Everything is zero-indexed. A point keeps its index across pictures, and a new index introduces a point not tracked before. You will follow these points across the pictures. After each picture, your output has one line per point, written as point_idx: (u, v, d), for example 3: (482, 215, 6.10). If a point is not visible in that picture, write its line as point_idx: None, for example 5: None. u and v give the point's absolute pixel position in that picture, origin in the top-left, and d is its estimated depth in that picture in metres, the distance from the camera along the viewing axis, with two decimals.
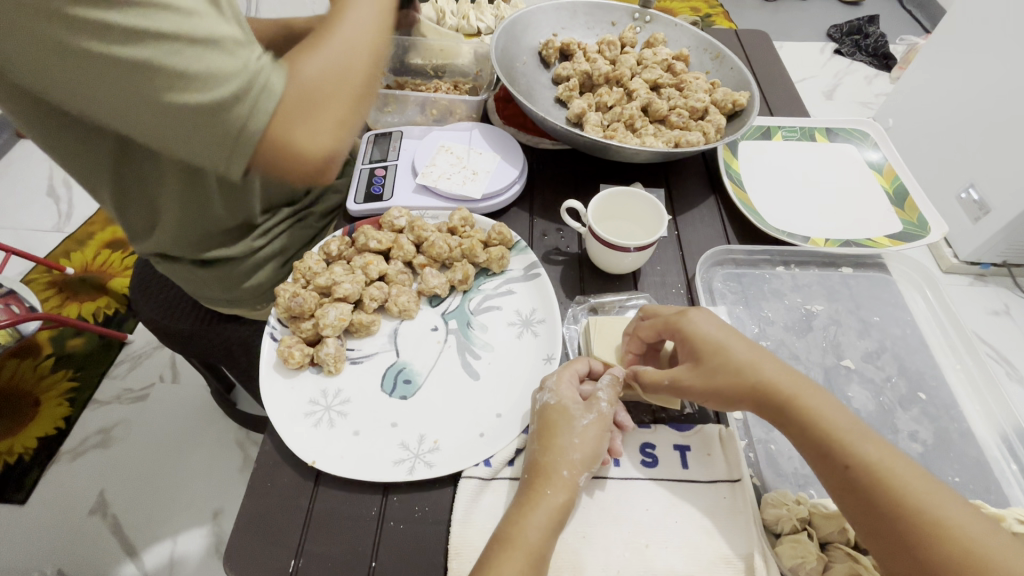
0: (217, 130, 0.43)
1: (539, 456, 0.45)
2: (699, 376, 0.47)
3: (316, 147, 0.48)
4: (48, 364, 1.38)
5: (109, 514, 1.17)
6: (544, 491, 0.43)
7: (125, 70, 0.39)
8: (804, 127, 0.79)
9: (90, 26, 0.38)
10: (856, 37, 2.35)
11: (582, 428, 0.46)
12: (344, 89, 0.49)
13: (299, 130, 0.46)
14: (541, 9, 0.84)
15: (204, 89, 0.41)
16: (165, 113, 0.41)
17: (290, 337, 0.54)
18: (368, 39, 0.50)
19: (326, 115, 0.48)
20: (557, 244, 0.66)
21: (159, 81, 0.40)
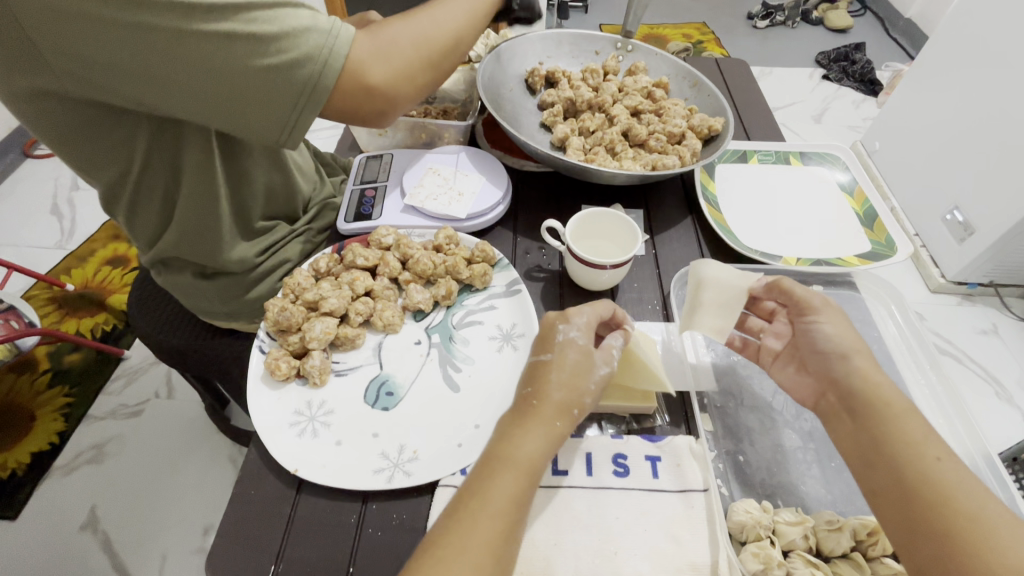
0: (290, 85, 0.53)
1: (556, 391, 0.47)
2: (836, 320, 0.52)
3: (381, 88, 0.59)
4: (45, 380, 1.40)
5: (99, 530, 1.17)
6: (552, 422, 0.46)
7: (211, 41, 0.49)
8: (778, 151, 0.83)
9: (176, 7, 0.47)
10: (843, 63, 2.43)
11: (602, 373, 0.49)
12: (418, 49, 0.62)
13: (371, 66, 0.57)
14: (528, 39, 0.88)
15: (280, 49, 0.52)
16: (249, 73, 0.51)
17: (277, 350, 0.56)
18: (445, 27, 0.64)
19: (399, 65, 0.60)
20: (539, 262, 0.69)
21: (241, 44, 0.50)
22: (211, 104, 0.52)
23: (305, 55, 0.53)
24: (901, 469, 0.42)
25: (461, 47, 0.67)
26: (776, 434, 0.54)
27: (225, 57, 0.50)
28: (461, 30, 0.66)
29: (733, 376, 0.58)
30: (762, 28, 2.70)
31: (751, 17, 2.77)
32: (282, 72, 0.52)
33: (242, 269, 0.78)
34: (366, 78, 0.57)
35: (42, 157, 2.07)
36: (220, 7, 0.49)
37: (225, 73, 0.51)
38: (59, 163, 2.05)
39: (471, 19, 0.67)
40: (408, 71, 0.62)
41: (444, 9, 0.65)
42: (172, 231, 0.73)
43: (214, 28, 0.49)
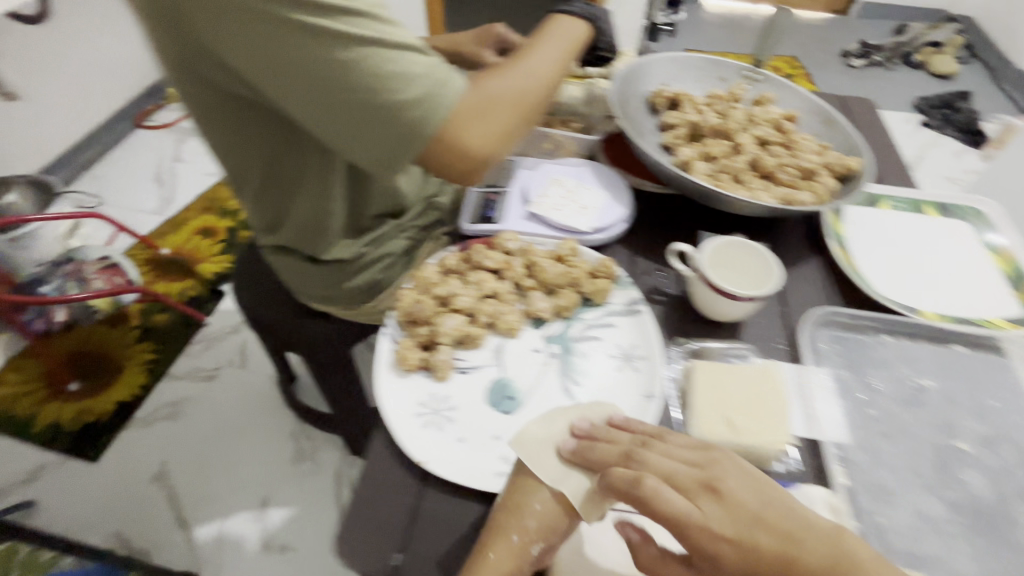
0: (399, 123, 0.56)
1: (498, 516, 0.46)
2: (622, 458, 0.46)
3: (478, 147, 0.61)
4: (134, 334, 1.62)
5: (168, 485, 1.34)
6: (488, 553, 0.43)
7: (338, 68, 0.53)
8: (913, 199, 0.79)
9: (318, 31, 0.51)
10: (944, 112, 2.31)
11: (547, 496, 0.46)
12: (512, 99, 0.63)
13: (471, 129, 0.60)
14: (656, 60, 0.88)
15: (396, 88, 0.55)
16: (365, 105, 0.54)
17: (407, 340, 0.57)
18: (542, 78, 0.66)
19: (496, 122, 0.62)
20: (658, 284, 0.67)
21: (363, 75, 0.53)
22: (325, 124, 0.56)
23: (421, 98, 0.56)
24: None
25: (548, 96, 0.68)
26: (918, 500, 0.50)
27: (345, 85, 0.53)
28: (554, 78, 0.68)
29: (870, 431, 0.54)
30: (857, 67, 2.59)
31: (845, 55, 2.66)
32: (393, 109, 0.55)
33: (350, 259, 0.85)
34: (466, 131, 0.60)
35: (150, 128, 2.24)
36: (356, 37, 0.52)
37: (349, 97, 0.54)
38: (165, 135, 2.22)
39: (561, 67, 0.69)
40: (503, 123, 0.63)
41: (540, 57, 0.67)
42: (287, 230, 0.81)
43: (342, 55, 0.52)
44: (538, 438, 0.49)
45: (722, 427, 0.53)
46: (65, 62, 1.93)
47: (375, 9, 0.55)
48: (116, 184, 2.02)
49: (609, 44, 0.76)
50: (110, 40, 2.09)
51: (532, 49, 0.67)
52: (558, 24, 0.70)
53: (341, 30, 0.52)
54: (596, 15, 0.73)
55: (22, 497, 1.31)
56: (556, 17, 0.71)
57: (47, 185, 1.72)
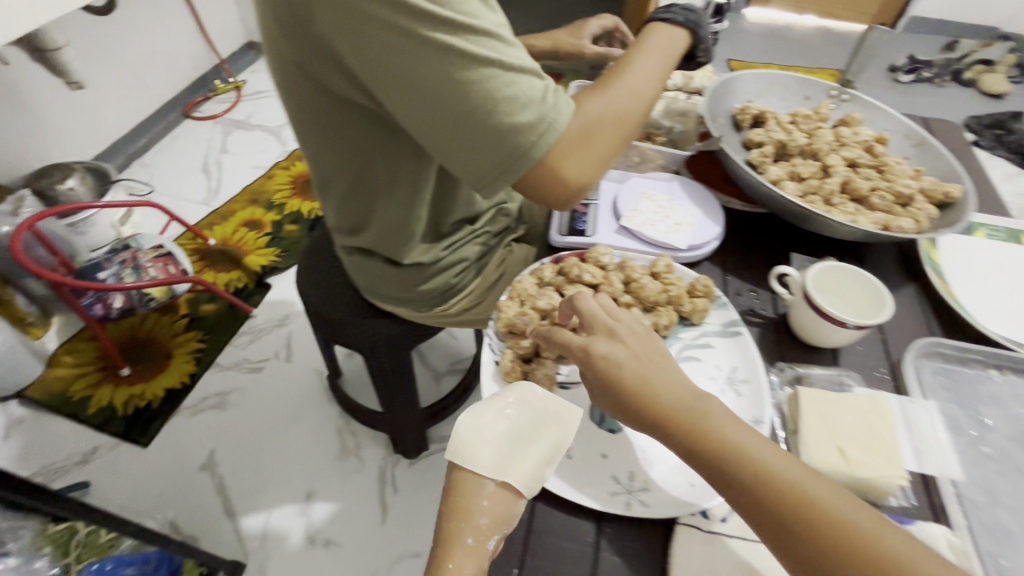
0: (509, 144, 0.57)
1: (447, 520, 0.45)
2: (614, 342, 0.50)
3: (576, 174, 0.62)
4: (183, 323, 1.66)
5: (216, 473, 1.36)
6: (448, 563, 0.43)
7: (460, 87, 0.53)
8: (1009, 228, 0.77)
9: (447, 49, 0.52)
10: (998, 131, 2.24)
11: (492, 490, 0.45)
12: (612, 121, 0.64)
13: (570, 159, 0.61)
14: (741, 77, 0.87)
15: (511, 110, 0.55)
16: (481, 125, 0.55)
17: (510, 352, 0.57)
18: (636, 100, 0.67)
19: (592, 148, 0.63)
20: (752, 305, 0.67)
21: (483, 95, 0.54)
22: (438, 138, 0.57)
23: (535, 122, 0.57)
24: (786, 517, 0.41)
25: (645, 112, 0.68)
26: None
27: (465, 104, 0.54)
28: (647, 100, 0.68)
29: (986, 469, 0.53)
30: (905, 82, 2.50)
31: (893, 71, 2.54)
32: (506, 131, 0.56)
33: (427, 263, 0.86)
34: (572, 154, 0.61)
35: (198, 119, 2.28)
36: (480, 58, 0.53)
37: (466, 116, 0.55)
38: (212, 127, 2.25)
39: (657, 83, 0.69)
40: (604, 144, 0.64)
41: (635, 78, 0.67)
42: (371, 233, 0.83)
43: (465, 75, 0.53)
44: (471, 433, 0.47)
45: (835, 456, 0.52)
46: (123, 53, 1.97)
47: (498, 31, 0.55)
48: (166, 174, 2.06)
49: (706, 51, 0.75)
50: (165, 32, 2.12)
51: (631, 64, 0.67)
52: (656, 37, 0.70)
53: (467, 50, 0.52)
54: (698, 21, 0.72)
55: (75, 478, 1.34)
56: (654, 30, 0.70)
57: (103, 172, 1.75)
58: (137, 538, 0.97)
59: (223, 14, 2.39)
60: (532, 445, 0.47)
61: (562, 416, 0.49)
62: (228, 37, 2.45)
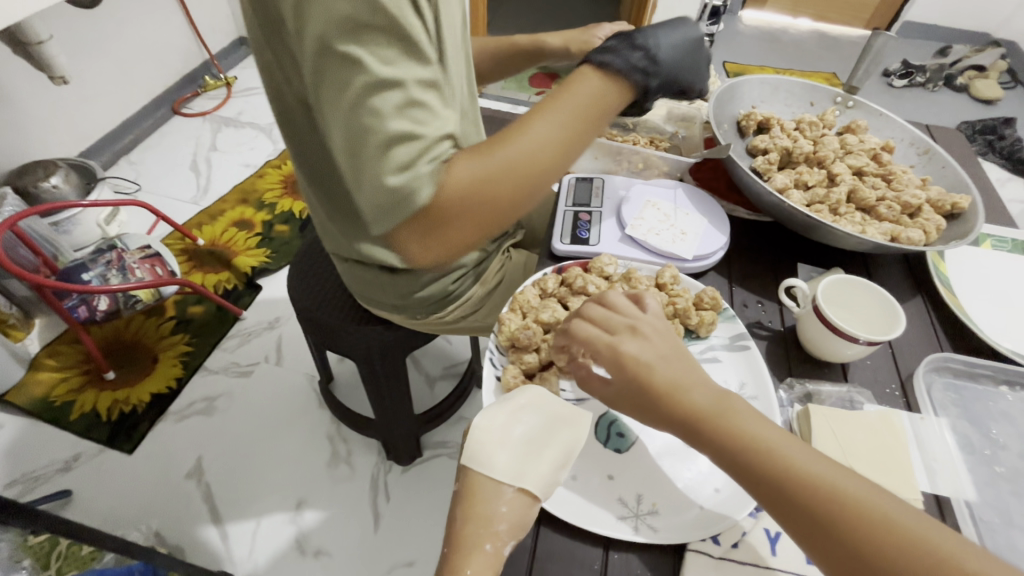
0: (386, 196, 0.49)
1: (463, 526, 0.44)
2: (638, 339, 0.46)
3: (435, 241, 0.55)
4: (169, 325, 1.62)
5: (203, 481, 1.33)
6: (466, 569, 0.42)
7: (359, 126, 0.46)
8: (1015, 239, 0.76)
9: (344, 80, 0.44)
10: (990, 137, 2.26)
11: (511, 495, 0.45)
12: (493, 195, 0.54)
13: (420, 227, 0.54)
14: (747, 81, 0.85)
15: (399, 163, 0.47)
16: (361, 171, 0.48)
17: (513, 367, 0.55)
18: (540, 164, 0.55)
19: (456, 220, 0.54)
20: (759, 318, 0.65)
21: (372, 140, 0.46)
22: (343, 168, 0.50)
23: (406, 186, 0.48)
24: (822, 520, 0.39)
25: (546, 179, 0.57)
26: None
27: (361, 142, 0.46)
28: (552, 167, 0.56)
29: (1000, 490, 0.52)
30: (899, 87, 2.54)
31: (887, 75, 2.60)
32: (389, 184, 0.48)
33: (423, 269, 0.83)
34: (436, 218, 0.53)
35: (187, 116, 2.24)
36: (373, 99, 0.45)
37: (356, 156, 0.47)
38: (201, 125, 2.21)
39: (566, 148, 0.56)
40: (475, 218, 0.55)
41: (535, 137, 0.55)
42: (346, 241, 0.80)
43: (360, 115, 0.45)
44: (486, 437, 0.47)
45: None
46: (111, 47, 1.92)
47: (420, 89, 0.47)
48: (153, 172, 2.01)
49: (660, 90, 0.59)
50: (154, 27, 2.08)
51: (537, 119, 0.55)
52: (580, 85, 0.56)
53: (366, 87, 0.44)
54: (644, 68, 0.57)
55: (57, 486, 1.30)
56: (582, 74, 0.57)
57: (88, 170, 1.71)
58: (119, 552, 0.94)
59: (214, 9, 2.35)
60: (544, 449, 0.47)
61: (572, 420, 0.50)
62: (218, 32, 2.40)
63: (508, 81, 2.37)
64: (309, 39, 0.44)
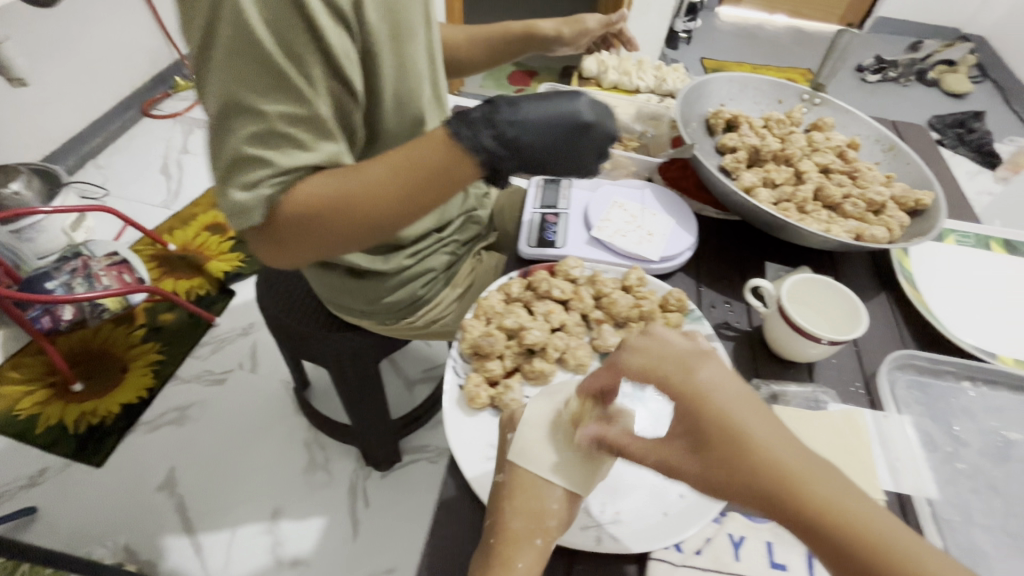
0: (227, 206, 0.48)
1: (509, 521, 0.42)
2: (717, 368, 0.36)
3: (281, 259, 0.53)
4: (140, 333, 1.57)
5: (176, 492, 1.30)
6: (516, 564, 0.40)
7: (219, 138, 0.46)
8: (977, 234, 0.77)
9: (215, 95, 0.44)
10: (959, 131, 2.29)
11: (561, 494, 0.42)
12: (284, 222, 0.49)
13: (261, 242, 0.51)
14: (715, 79, 0.85)
15: (245, 181, 0.46)
16: (218, 176, 0.48)
17: (475, 376, 0.54)
18: (387, 210, 0.49)
19: (295, 244, 0.51)
20: (727, 318, 0.64)
21: (229, 154, 0.46)
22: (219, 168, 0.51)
23: (244, 206, 0.47)
24: None
25: (360, 231, 0.50)
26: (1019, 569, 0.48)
27: (220, 152, 0.46)
28: (403, 215, 0.50)
29: (961, 488, 0.52)
30: (872, 82, 2.57)
31: (860, 70, 2.63)
32: (232, 195, 0.47)
33: (391, 272, 0.81)
34: (274, 238, 0.50)
35: (157, 118, 2.18)
36: (233, 118, 0.44)
37: (216, 162, 0.47)
38: (172, 126, 2.16)
39: (377, 204, 0.48)
40: (295, 249, 0.51)
41: (385, 178, 0.48)
42: None
43: (223, 129, 0.45)
44: (538, 434, 0.44)
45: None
46: (74, 47, 1.86)
47: (288, 121, 0.45)
48: (121, 175, 1.96)
49: (502, 135, 0.48)
50: (121, 26, 2.02)
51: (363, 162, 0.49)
52: (423, 145, 0.48)
53: (230, 105, 0.43)
54: (489, 116, 0.48)
55: (22, 502, 1.26)
56: (436, 133, 0.48)
57: (51, 175, 1.65)
58: (81, 572, 0.91)
59: None
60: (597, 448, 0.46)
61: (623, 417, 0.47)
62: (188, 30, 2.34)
63: (486, 79, 2.35)
64: (195, 43, 0.43)
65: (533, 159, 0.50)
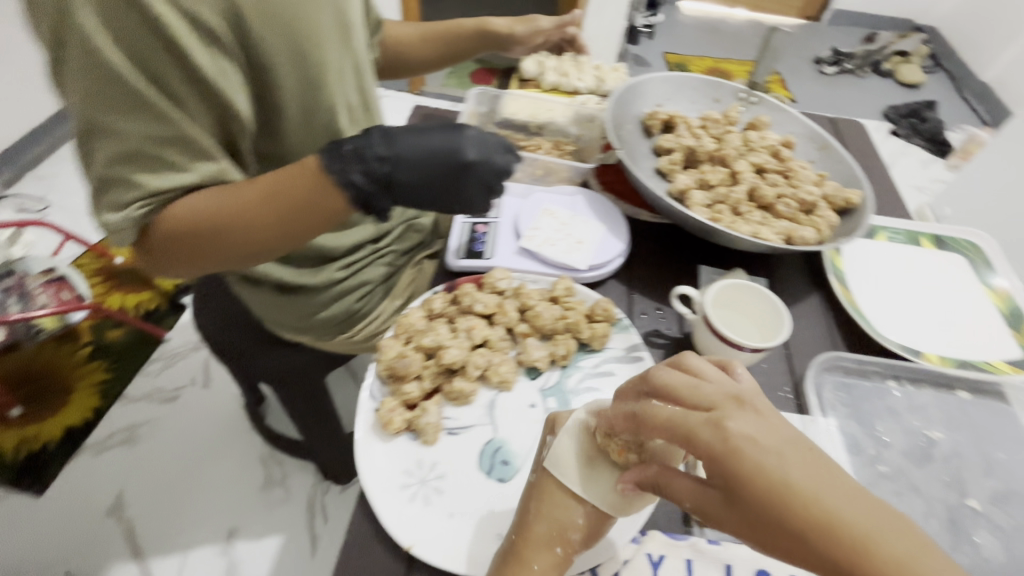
0: (102, 219, 0.50)
1: (532, 522, 0.43)
2: (750, 415, 0.33)
3: (164, 270, 0.56)
4: (85, 352, 1.50)
5: (124, 517, 1.25)
6: (532, 564, 0.41)
7: (89, 156, 0.48)
8: (909, 230, 0.77)
9: (78, 115, 0.46)
10: (913, 121, 2.32)
11: (588, 509, 0.43)
12: (162, 242, 0.52)
13: (144, 254, 0.55)
14: (651, 79, 0.84)
15: (117, 198, 0.49)
16: (93, 191, 0.50)
17: (391, 400, 0.52)
18: (258, 236, 0.52)
19: (173, 260, 0.54)
20: (658, 326, 0.63)
21: (98, 172, 0.48)
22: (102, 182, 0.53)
23: (115, 222, 0.50)
24: None
25: (233, 250, 0.53)
26: None
27: (91, 169, 0.49)
28: (274, 242, 0.53)
29: (882, 492, 0.52)
30: (830, 74, 2.61)
31: (818, 62, 2.67)
32: (105, 210, 0.50)
33: (322, 286, 0.79)
34: (153, 253, 0.54)
35: None
36: (97, 139, 0.46)
37: (90, 178, 0.50)
38: None
39: (245, 225, 0.51)
40: (174, 264, 0.54)
41: (254, 209, 0.51)
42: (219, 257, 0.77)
43: (90, 148, 0.47)
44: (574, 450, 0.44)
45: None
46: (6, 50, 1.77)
47: (157, 143, 0.47)
48: (63, 184, 1.87)
49: (374, 171, 0.51)
50: None
51: (235, 185, 0.52)
52: (289, 172, 0.51)
53: (92, 126, 0.46)
54: (360, 151, 0.51)
55: None
56: (305, 161, 0.52)
57: None
58: None
59: None
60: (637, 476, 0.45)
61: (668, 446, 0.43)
62: None
63: (447, 78, 2.31)
64: (58, 64, 0.45)
65: (408, 193, 0.54)
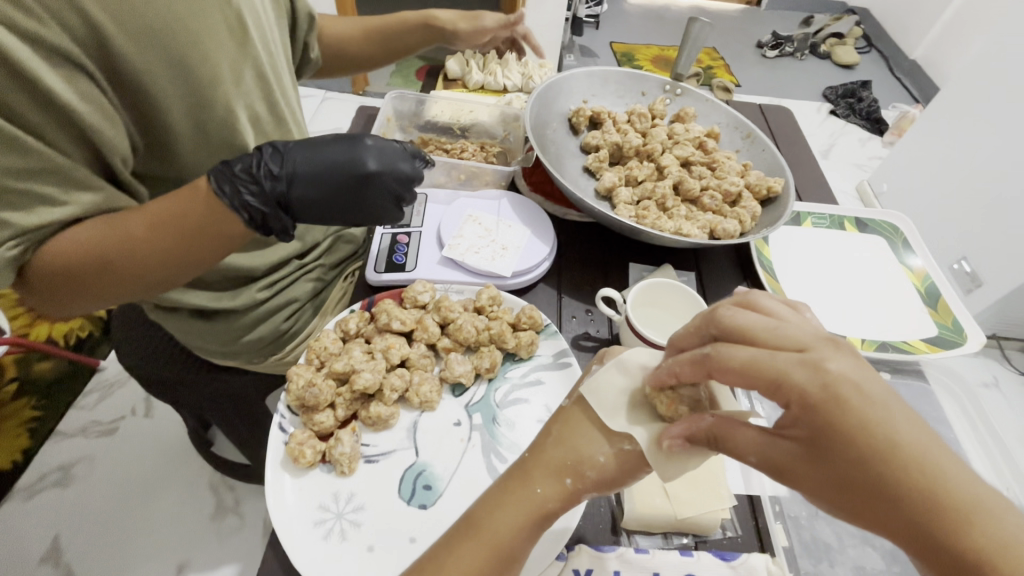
0: None
1: (550, 445, 0.40)
2: (847, 358, 0.32)
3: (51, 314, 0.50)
4: (10, 390, 1.33)
5: (62, 563, 1.11)
6: (535, 487, 0.38)
7: None
8: (833, 215, 0.79)
9: None
10: (851, 100, 2.34)
11: (609, 450, 0.39)
12: (38, 284, 0.45)
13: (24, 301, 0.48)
14: (574, 75, 0.83)
15: None
16: None
17: (301, 433, 0.49)
18: (156, 269, 0.47)
19: (60, 303, 0.48)
20: (587, 329, 0.62)
21: None
22: None
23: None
24: None
25: (129, 287, 0.47)
26: (857, 553, 0.51)
27: None
28: (176, 272, 0.48)
29: None
30: (771, 57, 2.66)
31: (760, 46, 2.72)
32: None
33: (243, 308, 0.74)
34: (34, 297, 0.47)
35: None
36: None
37: None
38: None
39: (139, 260, 0.46)
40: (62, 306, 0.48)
41: (149, 240, 0.46)
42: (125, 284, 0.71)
43: None
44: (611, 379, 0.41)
45: (659, 498, 0.48)
46: None
47: (22, 176, 0.41)
48: None
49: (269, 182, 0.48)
50: None
51: (121, 215, 0.46)
52: (182, 196, 0.47)
53: None
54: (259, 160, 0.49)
55: None
56: (197, 183, 0.47)
57: None
58: None
59: None
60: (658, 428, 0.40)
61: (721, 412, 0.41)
62: None
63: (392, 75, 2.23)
64: None
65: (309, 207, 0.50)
